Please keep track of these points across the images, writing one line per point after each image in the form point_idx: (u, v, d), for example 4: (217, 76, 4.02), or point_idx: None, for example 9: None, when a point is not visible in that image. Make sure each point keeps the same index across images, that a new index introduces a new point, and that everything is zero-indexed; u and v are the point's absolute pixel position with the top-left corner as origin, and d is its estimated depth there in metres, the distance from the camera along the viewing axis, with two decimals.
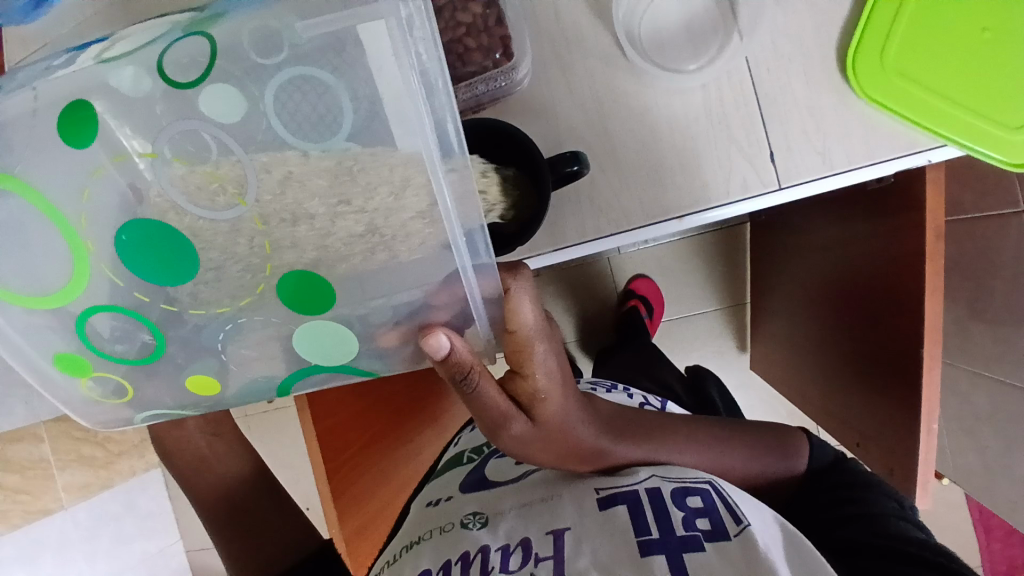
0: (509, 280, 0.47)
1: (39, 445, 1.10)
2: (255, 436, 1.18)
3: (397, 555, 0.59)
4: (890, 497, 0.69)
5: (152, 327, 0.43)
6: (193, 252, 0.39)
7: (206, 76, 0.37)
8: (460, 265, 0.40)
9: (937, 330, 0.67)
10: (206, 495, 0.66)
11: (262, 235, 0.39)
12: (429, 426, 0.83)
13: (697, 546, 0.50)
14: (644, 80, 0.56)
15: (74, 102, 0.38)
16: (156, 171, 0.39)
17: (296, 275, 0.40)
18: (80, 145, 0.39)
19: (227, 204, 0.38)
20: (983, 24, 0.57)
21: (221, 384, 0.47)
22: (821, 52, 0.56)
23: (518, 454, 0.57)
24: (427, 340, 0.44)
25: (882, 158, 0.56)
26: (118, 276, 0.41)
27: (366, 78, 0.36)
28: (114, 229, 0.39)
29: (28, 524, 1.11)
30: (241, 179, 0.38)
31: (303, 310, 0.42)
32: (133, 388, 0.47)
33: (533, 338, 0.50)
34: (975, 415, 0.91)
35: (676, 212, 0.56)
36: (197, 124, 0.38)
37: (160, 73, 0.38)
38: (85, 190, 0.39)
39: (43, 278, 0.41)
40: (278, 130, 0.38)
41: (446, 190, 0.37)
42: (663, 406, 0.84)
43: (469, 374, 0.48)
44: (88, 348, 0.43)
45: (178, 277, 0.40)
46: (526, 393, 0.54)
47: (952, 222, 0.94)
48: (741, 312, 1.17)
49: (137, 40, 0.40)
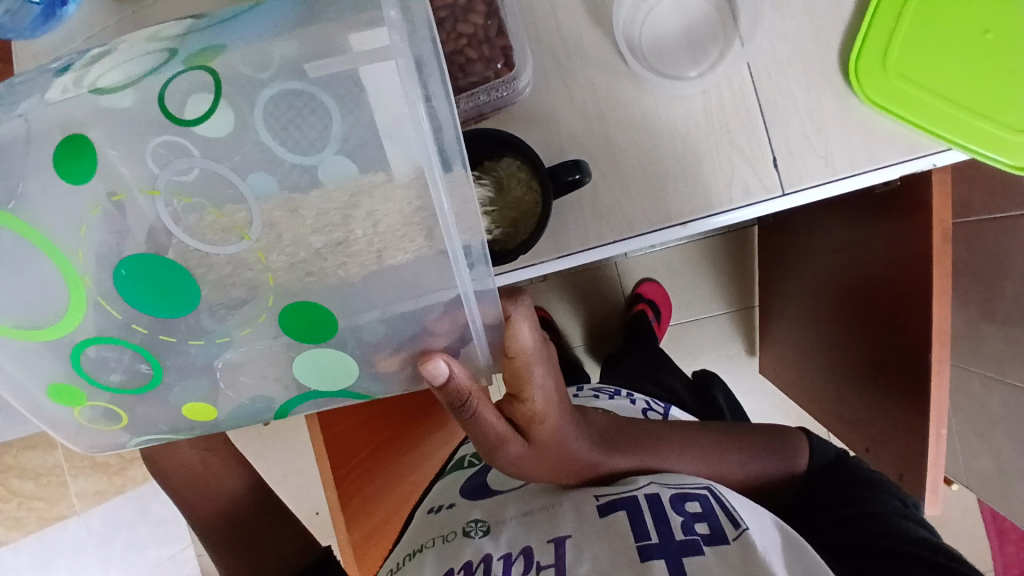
0: (510, 306, 0.48)
1: (52, 452, 1.11)
2: (264, 443, 1.19)
3: (400, 563, 0.59)
4: (893, 496, 0.68)
5: (150, 357, 0.44)
6: (195, 286, 0.41)
7: (214, 107, 0.38)
8: (461, 289, 0.42)
9: (946, 332, 0.66)
10: (206, 512, 0.66)
11: (265, 270, 0.41)
12: (433, 434, 0.84)
13: (697, 550, 0.50)
14: (644, 88, 0.55)
15: (70, 136, 0.39)
16: (156, 207, 0.39)
17: (299, 305, 0.42)
18: (78, 180, 0.39)
19: (229, 239, 0.40)
20: (985, 25, 0.56)
21: (215, 410, 0.48)
22: (823, 56, 0.56)
23: (513, 472, 0.58)
24: (426, 366, 0.45)
25: (885, 162, 0.55)
26: (114, 307, 0.41)
27: (362, 96, 0.38)
28: (113, 262, 0.40)
29: (41, 530, 1.12)
30: (246, 213, 0.39)
31: (304, 337, 0.43)
32: (125, 413, 0.47)
33: (532, 362, 0.51)
34: (988, 418, 0.90)
35: (679, 219, 0.55)
36: (198, 160, 0.39)
37: (161, 108, 0.38)
38: (82, 225, 0.40)
39: (38, 310, 0.41)
40: (266, 139, 0.39)
41: (443, 197, 0.38)
42: (666, 411, 0.83)
43: (468, 400, 0.48)
44: (83, 378, 0.44)
45: (177, 308, 0.41)
46: (524, 416, 0.55)
47: (962, 222, 0.93)
48: (750, 315, 1.16)
49: (130, 68, 0.40)
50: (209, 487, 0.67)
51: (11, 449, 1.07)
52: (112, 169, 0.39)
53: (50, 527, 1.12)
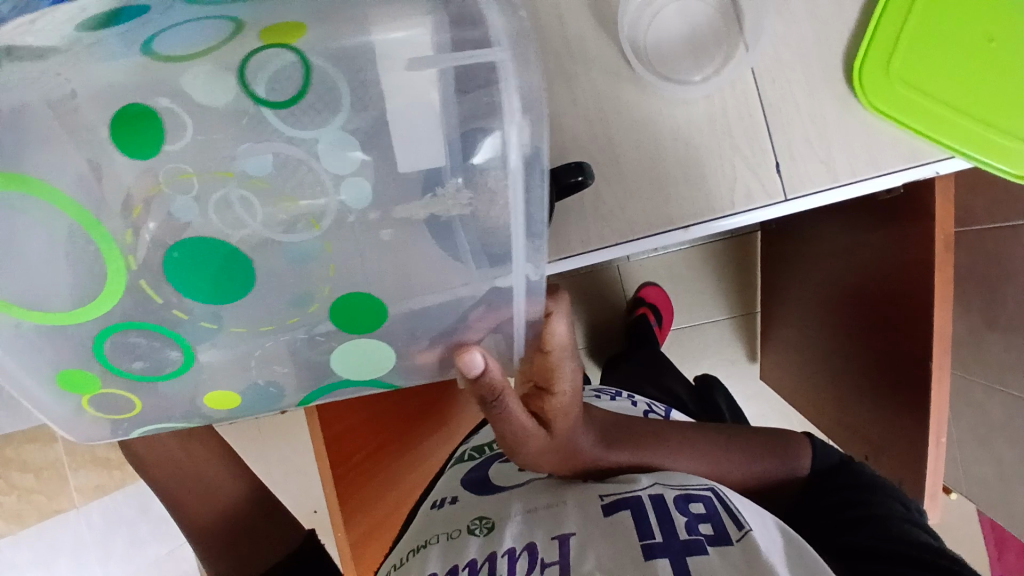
0: (550, 303, 0.52)
1: (54, 446, 1.12)
2: (266, 441, 1.19)
3: (404, 559, 0.59)
4: (896, 501, 0.68)
5: (182, 343, 0.44)
6: (251, 271, 0.42)
7: (301, 97, 0.39)
8: (485, 276, 0.44)
9: (947, 339, 0.67)
10: (186, 500, 0.65)
11: (329, 259, 0.43)
12: (439, 431, 0.85)
13: (700, 549, 0.50)
14: (648, 91, 0.56)
15: (137, 106, 0.38)
16: (232, 190, 0.41)
17: (351, 297, 0.44)
18: (145, 156, 0.39)
19: (300, 228, 0.42)
20: (990, 34, 0.57)
21: (237, 399, 0.49)
22: (826, 63, 0.57)
23: (533, 466, 0.61)
24: (464, 358, 0.48)
25: (887, 169, 0.56)
26: (157, 292, 0.42)
27: (370, 76, 0.39)
28: (165, 246, 0.41)
29: (42, 522, 1.13)
30: (320, 207, 0.42)
31: (354, 328, 0.45)
32: (139, 402, 0.48)
33: (567, 358, 0.55)
34: (988, 426, 0.91)
35: (682, 222, 0.56)
36: (282, 147, 0.40)
37: (243, 86, 0.39)
38: (137, 207, 0.40)
39: (70, 292, 0.41)
40: (267, 115, 0.39)
41: (520, 157, 0.39)
42: (666, 414, 0.83)
43: (500, 395, 0.51)
44: (105, 365, 0.44)
45: (229, 295, 0.42)
46: (553, 409, 0.59)
47: (965, 230, 0.93)
48: (751, 321, 1.17)
49: (194, 38, 0.40)
50: (196, 477, 0.66)
51: (13, 443, 1.09)
52: (124, 164, 0.39)
53: (49, 520, 1.13)
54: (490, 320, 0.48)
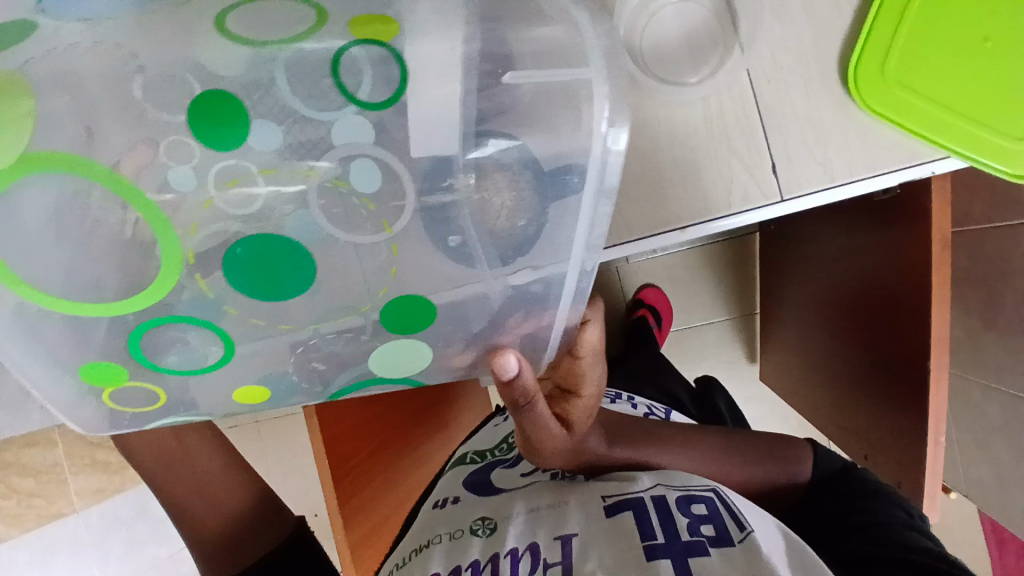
0: (587, 312, 0.55)
1: (53, 450, 1.11)
2: (267, 443, 1.19)
3: (406, 559, 0.60)
4: (898, 507, 0.68)
5: (225, 340, 0.44)
6: (314, 272, 0.42)
7: (384, 104, 0.39)
8: (478, 271, 0.45)
9: (944, 340, 0.67)
10: (175, 488, 0.64)
11: (394, 261, 0.44)
12: (438, 433, 0.84)
13: (702, 551, 0.50)
14: (645, 93, 0.55)
15: (219, 93, 0.38)
16: (314, 189, 0.41)
17: (404, 300, 0.45)
18: (221, 146, 0.39)
19: (374, 230, 0.43)
20: (986, 33, 0.57)
21: (267, 393, 0.50)
22: (821, 64, 0.57)
23: (550, 465, 0.62)
24: (500, 360, 0.49)
25: (883, 170, 0.56)
26: (211, 287, 0.42)
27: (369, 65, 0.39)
28: (228, 241, 0.40)
29: (41, 527, 1.13)
30: (397, 212, 0.43)
31: (404, 327, 0.47)
32: (165, 395, 0.48)
33: (595, 363, 0.58)
34: (986, 425, 0.91)
35: (678, 223, 0.56)
36: (367, 154, 0.41)
37: (334, 74, 0.40)
38: (208, 200, 0.40)
39: (94, 283, 0.40)
40: (281, 95, 0.40)
41: (602, 169, 0.41)
42: (665, 415, 0.83)
43: (531, 400, 0.52)
44: (142, 355, 0.44)
45: (282, 293, 0.43)
46: (577, 412, 0.60)
47: (963, 230, 0.93)
48: (750, 322, 1.17)
49: (286, 16, 0.41)
50: (184, 465, 0.65)
51: (12, 447, 1.09)
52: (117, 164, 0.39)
53: (49, 524, 1.13)
54: (489, 320, 0.49)
